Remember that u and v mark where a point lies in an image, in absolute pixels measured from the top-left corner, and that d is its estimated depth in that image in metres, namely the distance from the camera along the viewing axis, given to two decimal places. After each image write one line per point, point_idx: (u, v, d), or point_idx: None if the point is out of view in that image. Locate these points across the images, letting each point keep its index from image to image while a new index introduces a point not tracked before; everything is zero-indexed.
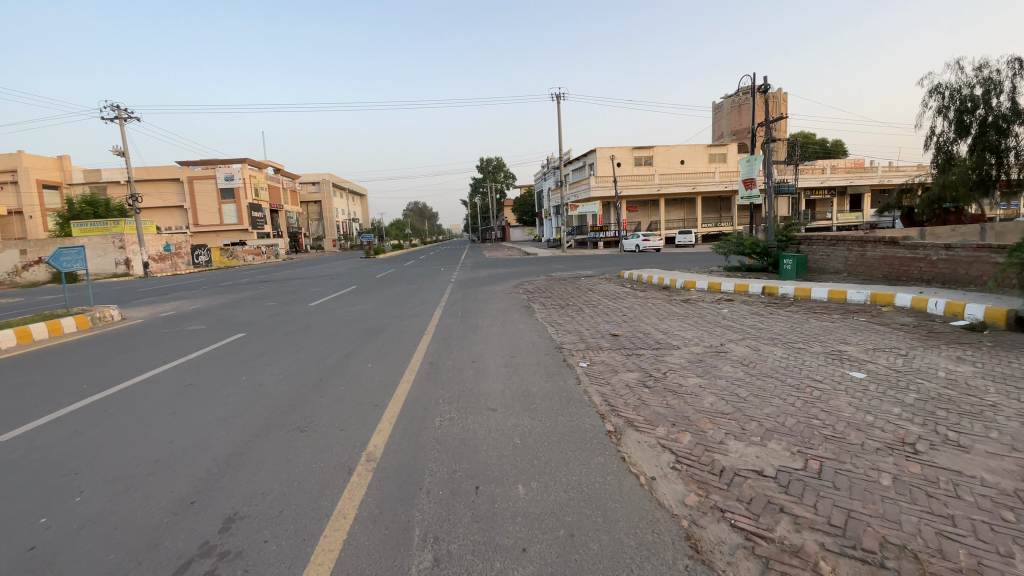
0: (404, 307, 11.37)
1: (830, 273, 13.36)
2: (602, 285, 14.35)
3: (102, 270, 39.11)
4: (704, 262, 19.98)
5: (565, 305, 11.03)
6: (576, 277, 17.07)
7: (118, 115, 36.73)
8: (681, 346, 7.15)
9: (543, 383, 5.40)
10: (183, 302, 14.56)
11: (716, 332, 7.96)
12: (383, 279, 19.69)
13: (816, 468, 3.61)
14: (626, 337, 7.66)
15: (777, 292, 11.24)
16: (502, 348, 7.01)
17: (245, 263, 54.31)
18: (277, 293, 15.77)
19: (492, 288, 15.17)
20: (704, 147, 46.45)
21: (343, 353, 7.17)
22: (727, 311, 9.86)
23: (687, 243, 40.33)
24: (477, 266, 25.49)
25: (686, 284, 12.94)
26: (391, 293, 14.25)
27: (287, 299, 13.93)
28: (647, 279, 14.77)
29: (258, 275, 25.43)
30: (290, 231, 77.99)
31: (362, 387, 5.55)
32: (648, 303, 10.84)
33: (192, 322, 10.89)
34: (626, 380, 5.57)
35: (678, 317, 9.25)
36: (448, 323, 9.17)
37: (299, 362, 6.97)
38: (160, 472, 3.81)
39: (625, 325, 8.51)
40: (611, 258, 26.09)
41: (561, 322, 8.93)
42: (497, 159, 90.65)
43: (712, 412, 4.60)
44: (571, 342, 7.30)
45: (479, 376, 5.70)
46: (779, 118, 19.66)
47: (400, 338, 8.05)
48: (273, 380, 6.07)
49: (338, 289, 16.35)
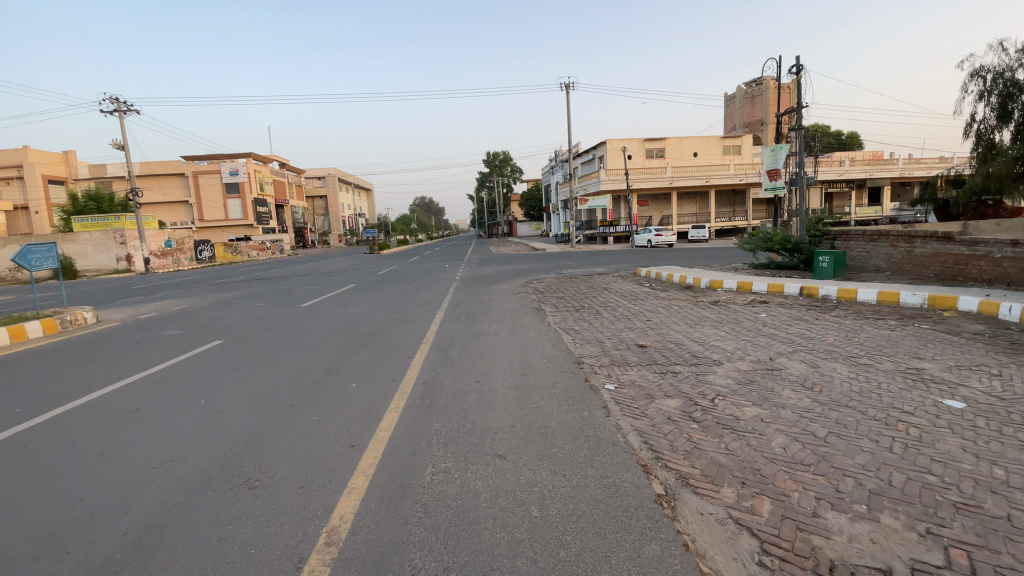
0: (403, 309, 10.29)
1: (870, 271, 12.15)
2: (618, 284, 13.23)
3: (104, 266, 38.40)
4: (726, 258, 18.73)
5: (580, 308, 9.90)
6: (589, 275, 15.90)
7: (117, 108, 35.91)
8: (723, 361, 6.02)
9: (564, 415, 4.31)
10: (169, 302, 13.57)
11: (761, 343, 6.80)
12: (384, 277, 18.62)
13: (966, 566, 2.52)
14: (655, 349, 6.51)
15: (817, 293, 10.05)
16: (510, 363, 5.90)
17: (249, 258, 53.55)
18: (271, 292, 14.77)
19: (500, 287, 14.07)
20: (718, 138, 44.94)
21: (325, 367, 6.12)
22: (765, 315, 8.73)
23: (701, 238, 38.98)
24: (484, 262, 24.36)
25: (712, 283, 11.78)
26: (390, 293, 13.17)
27: (278, 299, 12.93)
28: (667, 277, 13.59)
29: (257, 271, 24.46)
30: (295, 227, 77.29)
31: (339, 417, 4.48)
32: (673, 305, 9.70)
33: (170, 325, 9.90)
34: (666, 410, 4.46)
35: (712, 322, 8.10)
36: (449, 329, 8.08)
37: (272, 376, 5.92)
38: (49, 554, 2.78)
39: (653, 333, 7.37)
40: (624, 253, 24.87)
41: (578, 329, 7.80)
42: (504, 152, 89.36)
43: (789, 464, 3.49)
44: (592, 356, 6.18)
45: (483, 404, 4.60)
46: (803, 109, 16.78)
47: (394, 347, 6.97)
48: (236, 402, 5.02)
49: (335, 288, 15.34)
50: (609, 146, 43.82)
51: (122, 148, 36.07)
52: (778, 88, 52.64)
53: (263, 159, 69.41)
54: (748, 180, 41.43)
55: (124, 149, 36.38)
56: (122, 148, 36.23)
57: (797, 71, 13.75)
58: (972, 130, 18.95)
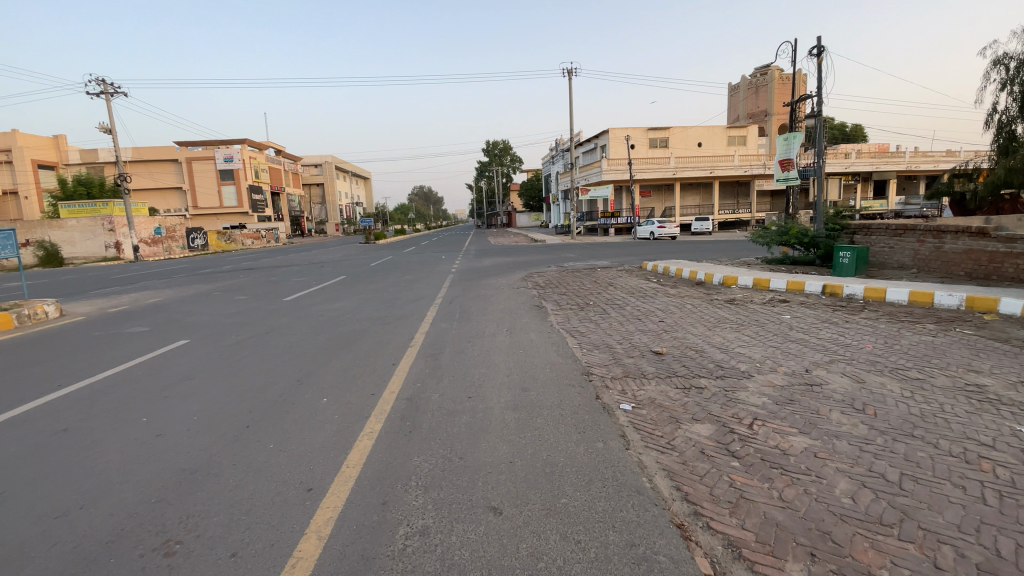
0: (393, 305, 9.48)
1: (893, 268, 11.37)
2: (624, 279, 12.45)
3: (92, 254, 37.52)
4: (733, 253, 17.92)
5: (584, 306, 9.11)
6: (592, 269, 15.11)
7: (104, 90, 34.79)
8: (753, 374, 5.23)
9: (573, 446, 3.52)
10: (146, 294, 12.74)
11: (792, 351, 6.02)
12: (376, 268, 17.80)
13: None
14: (673, 357, 5.73)
15: (842, 292, 9.26)
16: (508, 373, 5.13)
17: (243, 247, 52.58)
18: (255, 284, 13.96)
19: (497, 281, 13.29)
20: (723, 129, 43.94)
21: (295, 376, 5.35)
22: (788, 316, 7.96)
23: (704, 230, 38.20)
24: (482, 254, 23.53)
25: (725, 279, 10.98)
26: (380, 286, 12.35)
27: (260, 292, 12.10)
28: (675, 273, 12.81)
29: (246, 260, 23.62)
30: (291, 216, 76.17)
31: (301, 445, 3.70)
32: (685, 304, 8.91)
33: (138, 321, 9.08)
34: (698, 440, 3.68)
35: (732, 325, 7.30)
36: (441, 330, 7.30)
37: (233, 385, 5.15)
38: None
39: (669, 337, 6.58)
40: (627, 246, 24.06)
41: (584, 331, 7.01)
42: (503, 141, 88.10)
43: (865, 525, 2.73)
44: (602, 365, 5.39)
45: (476, 429, 3.82)
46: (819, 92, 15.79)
47: (377, 351, 6.19)
48: (182, 423, 4.23)
49: (324, 279, 14.52)
50: (611, 135, 42.79)
51: (110, 132, 35.04)
52: (784, 78, 51.55)
53: (258, 145, 68.15)
54: (753, 171, 40.53)
55: (111, 133, 35.34)
56: (110, 132, 35.19)
57: (818, 53, 12.87)
58: (993, 121, 18.07)
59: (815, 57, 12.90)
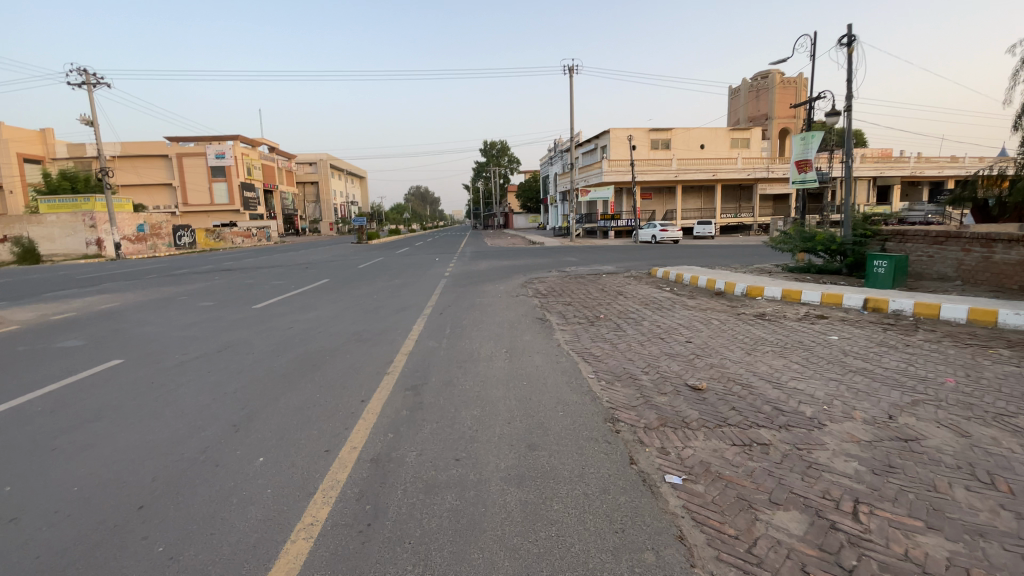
0: (373, 317, 8.24)
1: (933, 281, 10.25)
2: (634, 287, 11.27)
3: (72, 251, 35.95)
4: (745, 259, 16.77)
5: (595, 320, 7.90)
6: (596, 275, 13.90)
7: (86, 80, 33.33)
8: (825, 423, 4.06)
9: (610, 563, 2.32)
10: (102, 298, 11.40)
11: (860, 387, 4.86)
12: (363, 270, 16.57)
13: None
14: (716, 395, 4.55)
15: (887, 307, 8.10)
16: (510, 416, 3.95)
17: (232, 245, 51.02)
18: (227, 288, 12.67)
19: (493, 287, 12.09)
20: (726, 131, 42.95)
21: (231, 419, 4.13)
22: (836, 336, 6.80)
23: (706, 234, 37.13)
24: (477, 256, 22.30)
25: (749, 288, 9.81)
26: (363, 292, 11.10)
27: (228, 298, 10.79)
28: (689, 280, 11.64)
29: (227, 261, 22.24)
30: (284, 214, 74.61)
31: (204, 550, 2.50)
32: (710, 320, 7.72)
33: (75, 333, 7.76)
34: (791, 546, 2.50)
35: (773, 348, 6.14)
36: (427, 349, 6.11)
37: (145, 434, 3.93)
38: None
39: (704, 365, 5.40)
40: (630, 250, 22.87)
41: (599, 354, 5.81)
42: (501, 142, 86.91)
43: None
44: (630, 408, 4.19)
45: (462, 523, 2.63)
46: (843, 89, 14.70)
47: (344, 380, 4.99)
48: (53, 501, 3.03)
49: (304, 283, 13.24)
50: (612, 135, 41.65)
51: (92, 124, 33.65)
52: (786, 81, 50.67)
53: (251, 141, 66.70)
54: (756, 175, 39.59)
55: (93, 125, 33.89)
56: (91, 124, 33.77)
57: (848, 43, 11.77)
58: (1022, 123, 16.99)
59: (845, 46, 11.81)
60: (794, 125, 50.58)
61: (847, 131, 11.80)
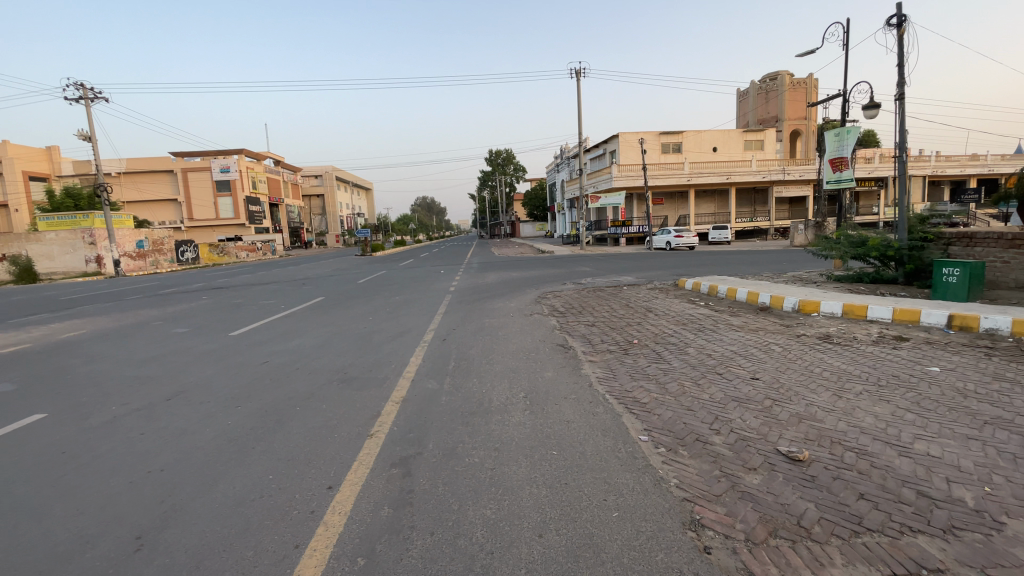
0: (365, 346, 6.97)
1: (1011, 290, 8.87)
2: (663, 302, 9.97)
3: (72, 269, 35.23)
4: (776, 267, 15.36)
5: (627, 345, 6.60)
6: (616, 287, 12.60)
7: (83, 96, 32.71)
8: (1004, 522, 2.76)
9: None
10: (71, 325, 10.25)
11: (1016, 451, 3.53)
12: (363, 285, 15.42)
13: None
14: (826, 471, 3.25)
15: (977, 326, 6.72)
16: (543, 523, 2.67)
17: (236, 260, 50.17)
18: (212, 310, 11.52)
19: (504, 303, 10.85)
20: (738, 133, 41.64)
21: (139, 525, 2.89)
22: (935, 367, 5.45)
23: (721, 240, 35.79)
24: (484, 268, 21.11)
25: (801, 303, 8.45)
26: (358, 313, 9.87)
27: (207, 323, 9.59)
28: (725, 293, 10.29)
29: (223, 277, 21.10)
30: (289, 227, 73.99)
31: None
32: (769, 345, 6.38)
33: (12, 373, 6.57)
34: None
35: (866, 389, 4.80)
36: (426, 393, 4.84)
37: (10, 549, 2.71)
38: None
39: (790, 418, 4.09)
40: (646, 258, 21.58)
41: (645, 399, 4.51)
42: (506, 150, 85.89)
43: None
44: (715, 502, 2.88)
45: None
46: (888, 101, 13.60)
47: (315, 447, 3.75)
48: None
49: (296, 303, 12.06)
50: (621, 139, 40.51)
51: (90, 140, 33.01)
52: (796, 82, 49.29)
53: (256, 155, 66.39)
54: (771, 177, 38.22)
55: (91, 141, 33.20)
56: (90, 140, 33.15)
57: (897, 24, 10.47)
58: None
59: (894, 27, 10.51)
60: (808, 127, 49.07)
61: (899, 122, 10.47)
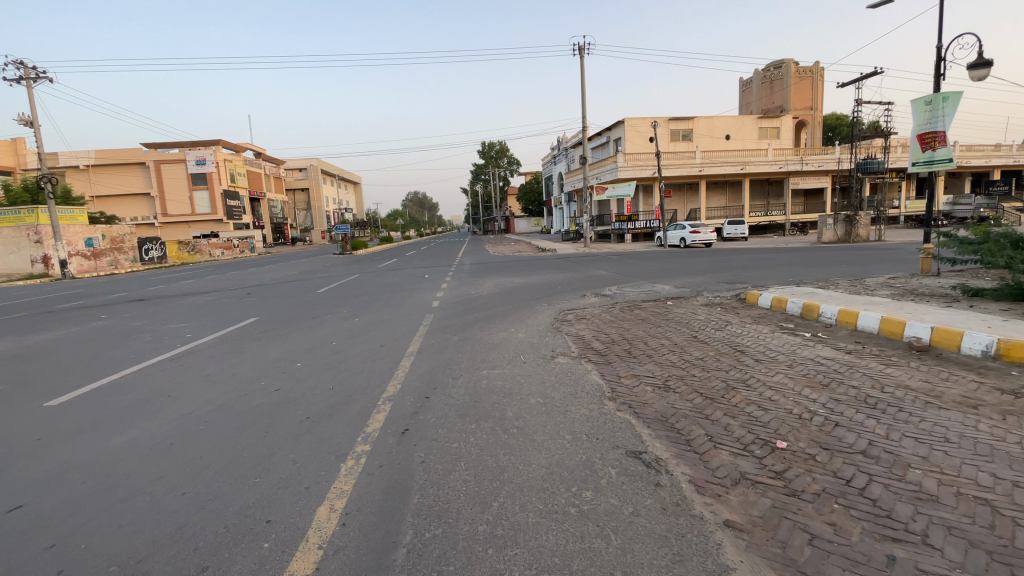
0: (250, 450, 3.57)
1: None
2: (747, 331, 6.67)
3: (16, 270, 31.36)
4: (846, 271, 12.13)
5: (773, 455, 3.25)
6: (657, 302, 9.30)
7: (24, 75, 28.77)
8: None
9: None
10: None
11: None
12: (324, 296, 12.04)
13: None
14: None
15: None
16: None
17: (210, 258, 46.27)
18: (90, 339, 8.09)
19: (504, 329, 7.49)
20: (752, 119, 38.37)
21: None
22: None
23: (737, 235, 32.63)
24: (479, 270, 17.80)
25: (1006, 346, 5.05)
26: (286, 352, 6.50)
27: (40, 374, 6.08)
28: (836, 315, 6.92)
29: (164, 283, 17.47)
30: (272, 223, 69.88)
31: None
32: None
33: None
34: None
35: None
36: None
37: None
38: None
39: None
40: (670, 259, 18.29)
41: None
42: (500, 142, 81.99)
43: None
44: None
45: None
46: (983, 66, 10.89)
47: None
48: None
49: (216, 326, 8.66)
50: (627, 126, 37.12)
51: (30, 125, 29.09)
52: (802, 70, 45.82)
53: (234, 147, 62.09)
54: (788, 168, 35.10)
55: (31, 126, 29.31)
56: (30, 125, 29.23)
57: None
58: None
59: None
60: (817, 116, 45.83)
61: None
